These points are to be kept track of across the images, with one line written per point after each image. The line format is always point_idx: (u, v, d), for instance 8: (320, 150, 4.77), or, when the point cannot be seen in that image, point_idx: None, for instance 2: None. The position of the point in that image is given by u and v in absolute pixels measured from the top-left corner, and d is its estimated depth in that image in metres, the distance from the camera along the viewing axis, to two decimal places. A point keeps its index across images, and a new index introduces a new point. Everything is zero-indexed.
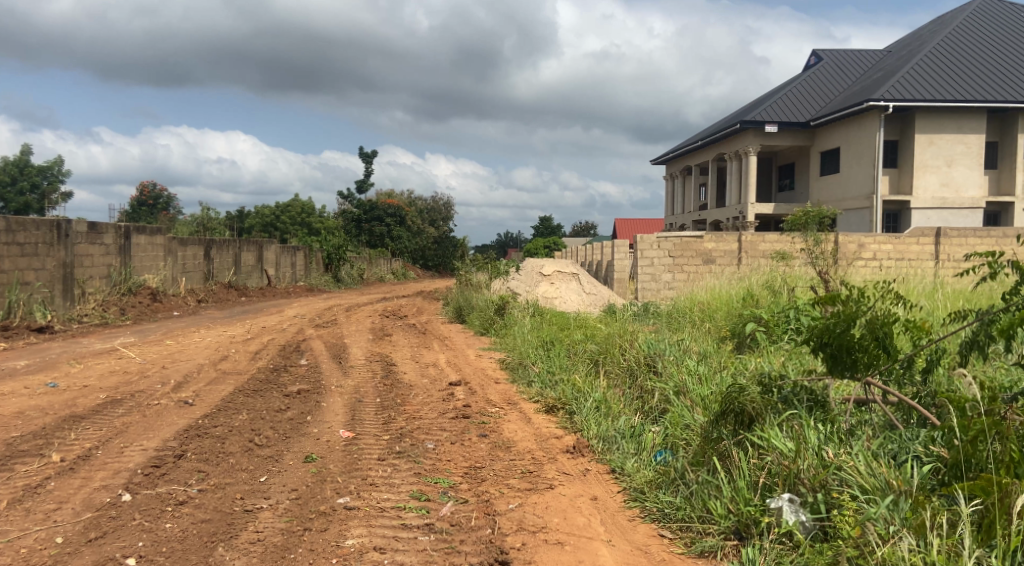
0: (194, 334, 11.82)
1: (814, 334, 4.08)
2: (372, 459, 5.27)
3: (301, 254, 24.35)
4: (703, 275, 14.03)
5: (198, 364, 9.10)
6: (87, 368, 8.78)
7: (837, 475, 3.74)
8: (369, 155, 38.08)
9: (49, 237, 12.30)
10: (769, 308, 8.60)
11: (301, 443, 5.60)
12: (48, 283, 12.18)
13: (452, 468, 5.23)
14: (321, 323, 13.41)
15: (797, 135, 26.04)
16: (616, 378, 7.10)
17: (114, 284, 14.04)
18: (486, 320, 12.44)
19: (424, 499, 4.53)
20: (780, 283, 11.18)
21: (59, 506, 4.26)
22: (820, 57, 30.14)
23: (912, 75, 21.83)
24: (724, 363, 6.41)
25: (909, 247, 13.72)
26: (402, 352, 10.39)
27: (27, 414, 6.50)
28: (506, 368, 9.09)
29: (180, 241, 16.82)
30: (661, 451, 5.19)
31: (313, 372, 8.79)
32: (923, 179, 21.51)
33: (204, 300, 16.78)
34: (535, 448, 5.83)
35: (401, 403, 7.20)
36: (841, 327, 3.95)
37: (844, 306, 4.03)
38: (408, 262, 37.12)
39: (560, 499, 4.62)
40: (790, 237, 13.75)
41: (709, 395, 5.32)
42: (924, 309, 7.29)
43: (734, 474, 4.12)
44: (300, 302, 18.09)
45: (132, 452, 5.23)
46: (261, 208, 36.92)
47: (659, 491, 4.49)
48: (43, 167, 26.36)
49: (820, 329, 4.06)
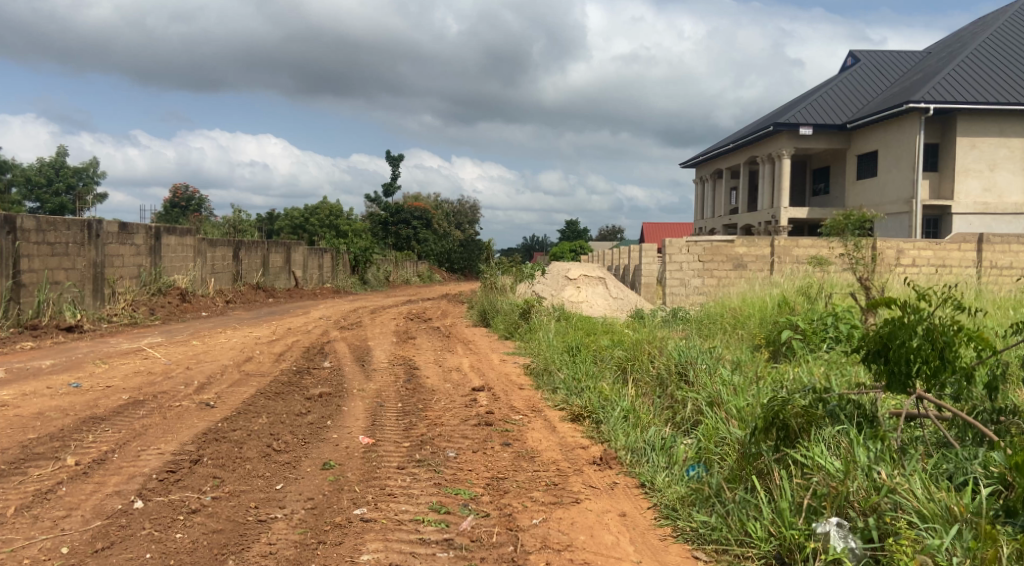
0: (220, 335, 11.78)
1: (871, 344, 3.81)
2: (391, 468, 5.11)
3: (328, 256, 24.36)
4: (734, 280, 13.74)
5: (221, 365, 9.01)
6: (111, 369, 8.72)
7: (890, 499, 3.48)
8: (397, 158, 38.11)
9: (80, 237, 12.32)
10: (806, 316, 8.36)
11: (319, 449, 5.46)
12: (78, 282, 12.20)
13: (474, 478, 5.05)
14: (346, 325, 13.31)
15: (832, 138, 25.57)
16: (644, 386, 6.89)
17: (144, 284, 14.07)
18: (511, 324, 12.26)
19: (444, 512, 4.36)
20: (816, 290, 10.89)
21: (68, 513, 4.15)
22: (856, 58, 29.63)
23: (952, 77, 21.36)
24: (759, 374, 6.21)
25: (949, 253, 13.34)
26: (426, 356, 10.24)
27: (48, 415, 6.43)
28: (531, 374, 8.89)
29: (209, 242, 16.84)
30: (693, 465, 4.99)
31: (336, 375, 8.67)
32: (965, 183, 21.00)
33: (232, 301, 16.78)
34: (560, 458, 5.64)
35: (423, 408, 7.02)
36: (900, 339, 3.67)
37: (903, 317, 3.74)
38: (435, 265, 37.05)
39: (586, 515, 4.43)
40: (826, 243, 13.47)
41: (744, 406, 5.13)
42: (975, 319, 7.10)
43: (775, 495, 3.90)
44: (326, 303, 18.06)
45: (147, 456, 5.11)
46: (289, 211, 37.11)
47: (694, 509, 4.28)
48: (78, 168, 26.68)
49: (877, 339, 3.79)
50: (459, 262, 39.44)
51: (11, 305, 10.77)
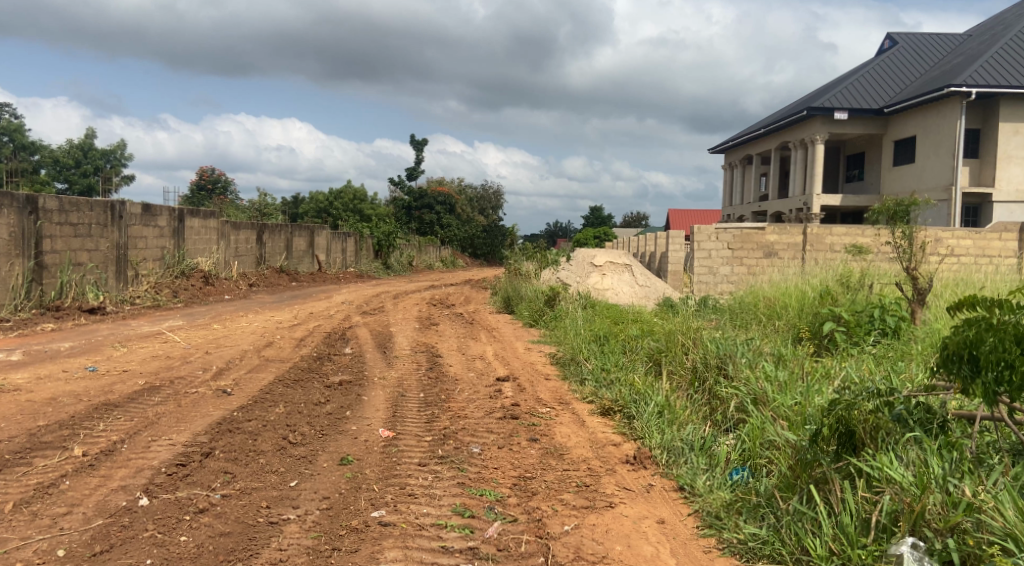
0: (241, 318, 11.58)
1: (952, 346, 3.44)
2: (412, 465, 4.81)
3: (352, 240, 24.16)
4: (764, 268, 13.28)
5: (241, 350, 8.78)
6: (130, 352, 8.52)
7: (973, 518, 3.15)
8: (421, 142, 37.79)
9: (103, 218, 12.16)
10: (850, 307, 7.95)
11: (337, 443, 5.17)
12: (101, 264, 12.04)
13: (501, 477, 4.75)
14: (369, 310, 13.08)
15: (868, 124, 24.87)
16: (680, 379, 6.56)
17: (167, 267, 13.93)
18: (535, 311, 11.90)
19: (468, 516, 4.07)
20: (856, 280, 10.44)
21: (69, 510, 3.91)
22: (893, 41, 28.82)
23: (995, 61, 20.70)
24: (805, 370, 5.87)
25: (989, 242, 12.83)
26: (449, 343, 9.95)
27: (60, 400, 6.23)
28: (557, 364, 8.55)
29: (232, 225, 16.68)
30: (737, 468, 4.73)
31: (357, 362, 8.40)
32: (1007, 171, 20.31)
33: (255, 284, 16.62)
34: (591, 457, 5.33)
35: (446, 399, 6.72)
36: (987, 343, 3.30)
37: (989, 317, 3.38)
38: (458, 250, 36.69)
39: (622, 523, 4.20)
40: (861, 230, 13.00)
41: (793, 406, 4.83)
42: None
43: (836, 508, 3.60)
44: (349, 288, 17.79)
45: (158, 448, 4.86)
46: (315, 195, 36.98)
47: (741, 519, 4.06)
48: (107, 150, 26.72)
49: (960, 342, 3.41)
50: (483, 247, 39.09)
51: (34, 286, 10.65)
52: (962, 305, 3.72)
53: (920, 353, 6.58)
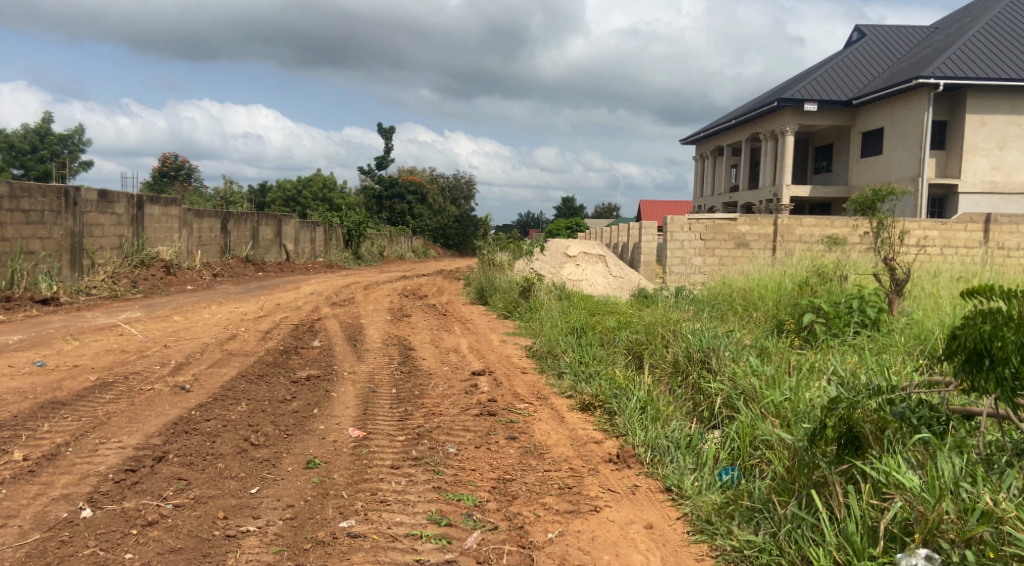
0: (204, 310, 11.12)
1: (969, 344, 3.18)
2: (383, 468, 4.48)
3: (321, 229, 23.62)
4: (737, 259, 13.11)
5: (202, 344, 8.36)
6: (82, 346, 8.06)
7: (994, 529, 2.90)
8: (390, 130, 37.20)
9: (56, 205, 11.61)
10: (829, 299, 7.75)
11: (303, 444, 4.83)
12: (54, 253, 11.50)
13: (479, 480, 4.45)
14: (337, 300, 12.68)
15: (838, 115, 24.86)
16: (661, 373, 6.30)
17: (126, 256, 13.37)
18: (509, 303, 11.60)
19: (444, 525, 3.78)
20: (833, 269, 10.28)
21: (4, 522, 3.55)
22: (862, 32, 28.88)
23: (964, 52, 20.78)
24: (791, 365, 5.64)
25: (956, 234, 12.79)
26: (421, 336, 9.60)
27: (4, 398, 5.80)
28: (532, 357, 8.28)
29: (195, 213, 16.14)
30: (726, 468, 4.48)
31: (325, 356, 8.04)
32: (973, 162, 20.44)
33: (219, 274, 16.09)
34: (572, 456, 5.05)
35: (420, 395, 6.40)
36: (1005, 340, 3.06)
37: (1005, 311, 3.14)
38: (429, 240, 36.23)
39: (608, 529, 3.93)
40: (831, 220, 12.88)
41: (784, 402, 4.59)
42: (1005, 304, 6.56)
43: (839, 515, 3.35)
44: (318, 278, 17.33)
45: (106, 451, 4.48)
46: (283, 183, 36.26)
47: (734, 524, 3.82)
48: (64, 135, 25.76)
49: (977, 340, 3.16)
50: (454, 238, 38.63)
51: None
52: (971, 299, 3.49)
53: (902, 348, 6.40)
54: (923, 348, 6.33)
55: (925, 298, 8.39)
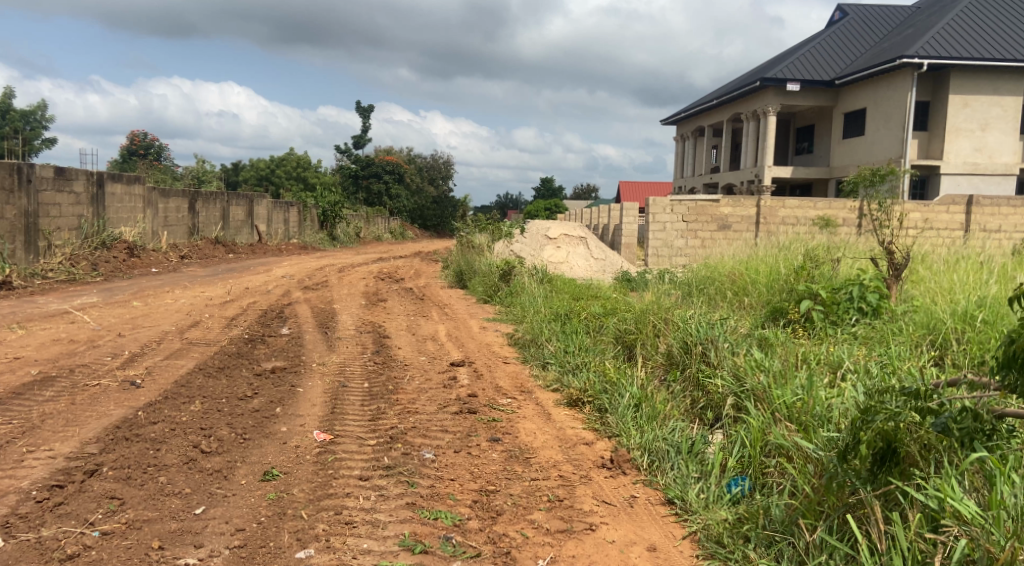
0: (167, 294, 10.48)
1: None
2: (351, 479, 3.95)
3: (295, 211, 22.88)
4: (718, 241, 12.67)
5: (162, 332, 7.74)
6: (30, 335, 7.43)
7: None
8: (366, 108, 36.36)
9: (8, 183, 10.90)
10: (828, 285, 7.24)
11: (261, 451, 4.29)
12: (7, 234, 10.79)
13: (458, 493, 3.94)
14: (310, 284, 12.05)
15: (820, 94, 24.45)
16: (655, 367, 5.79)
17: (85, 237, 12.61)
18: (489, 287, 11.06)
19: (419, 552, 3.31)
20: (824, 252, 9.83)
21: None
22: (844, 11, 28.42)
23: (947, 31, 20.42)
24: (798, 358, 5.14)
25: (937, 215, 12.41)
26: (398, 322, 9.05)
27: None
28: (515, 345, 7.75)
29: (160, 192, 15.38)
30: (735, 478, 4.04)
31: (294, 345, 7.45)
32: (955, 143, 20.13)
33: (187, 256, 15.38)
34: (562, 460, 4.56)
35: (394, 390, 5.88)
36: None
37: None
38: (407, 221, 35.45)
39: (606, 554, 3.49)
40: (814, 201, 12.41)
41: (798, 404, 4.12)
42: (987, 303, 6.24)
43: (879, 547, 2.99)
44: (290, 260, 16.61)
45: (33, 462, 3.92)
46: (256, 161, 35.39)
47: (751, 547, 3.43)
48: (26, 111, 24.80)
49: None
50: (432, 219, 37.87)
51: None
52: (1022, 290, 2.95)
53: (907, 339, 5.92)
54: (931, 340, 5.86)
55: (922, 284, 7.97)
